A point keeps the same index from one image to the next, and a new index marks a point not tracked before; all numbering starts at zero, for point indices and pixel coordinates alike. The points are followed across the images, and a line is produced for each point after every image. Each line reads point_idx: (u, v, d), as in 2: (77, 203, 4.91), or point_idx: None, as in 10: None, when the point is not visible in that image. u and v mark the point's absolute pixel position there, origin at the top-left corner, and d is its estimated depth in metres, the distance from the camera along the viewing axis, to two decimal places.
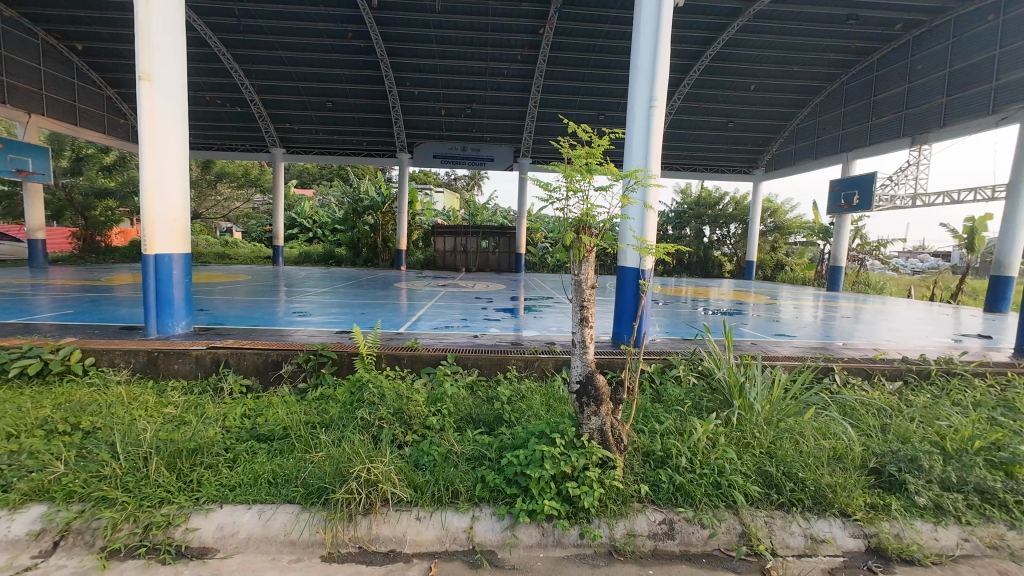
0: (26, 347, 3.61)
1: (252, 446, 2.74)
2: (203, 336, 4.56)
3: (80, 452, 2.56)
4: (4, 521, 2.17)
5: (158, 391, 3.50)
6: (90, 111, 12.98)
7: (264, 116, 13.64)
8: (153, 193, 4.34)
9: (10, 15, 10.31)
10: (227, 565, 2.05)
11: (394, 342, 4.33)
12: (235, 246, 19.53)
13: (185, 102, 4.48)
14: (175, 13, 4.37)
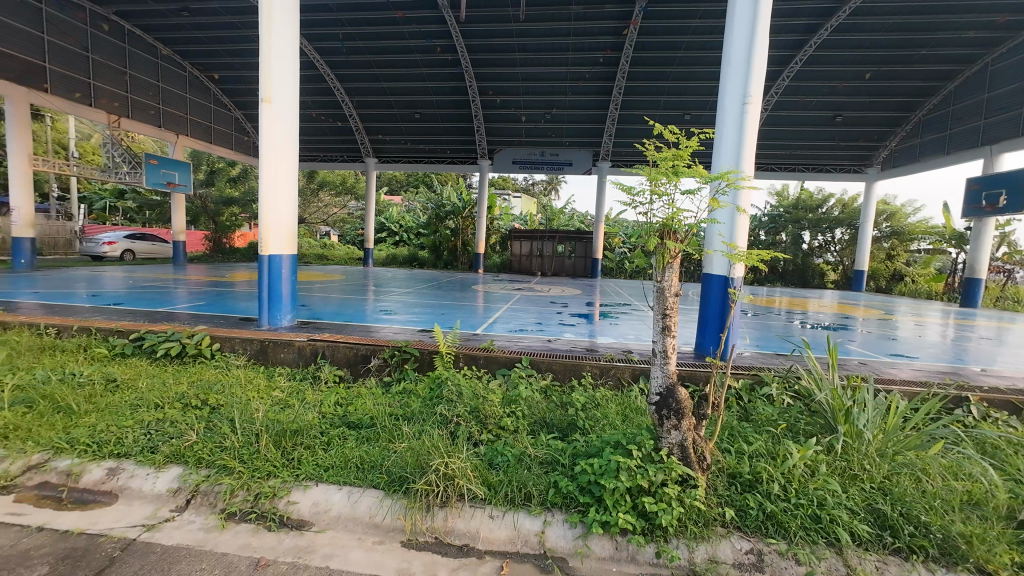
0: (170, 332, 4.27)
1: (343, 431, 2.97)
2: (304, 329, 5.07)
3: (207, 424, 2.96)
4: (151, 478, 2.58)
5: (268, 376, 3.95)
6: (222, 131, 15.05)
7: (361, 130, 14.96)
8: (270, 201, 4.93)
9: (166, 52, 12.42)
10: (320, 538, 2.25)
11: (471, 343, 4.47)
12: (332, 248, 21.47)
13: (297, 121, 5.02)
14: (290, 40, 4.93)
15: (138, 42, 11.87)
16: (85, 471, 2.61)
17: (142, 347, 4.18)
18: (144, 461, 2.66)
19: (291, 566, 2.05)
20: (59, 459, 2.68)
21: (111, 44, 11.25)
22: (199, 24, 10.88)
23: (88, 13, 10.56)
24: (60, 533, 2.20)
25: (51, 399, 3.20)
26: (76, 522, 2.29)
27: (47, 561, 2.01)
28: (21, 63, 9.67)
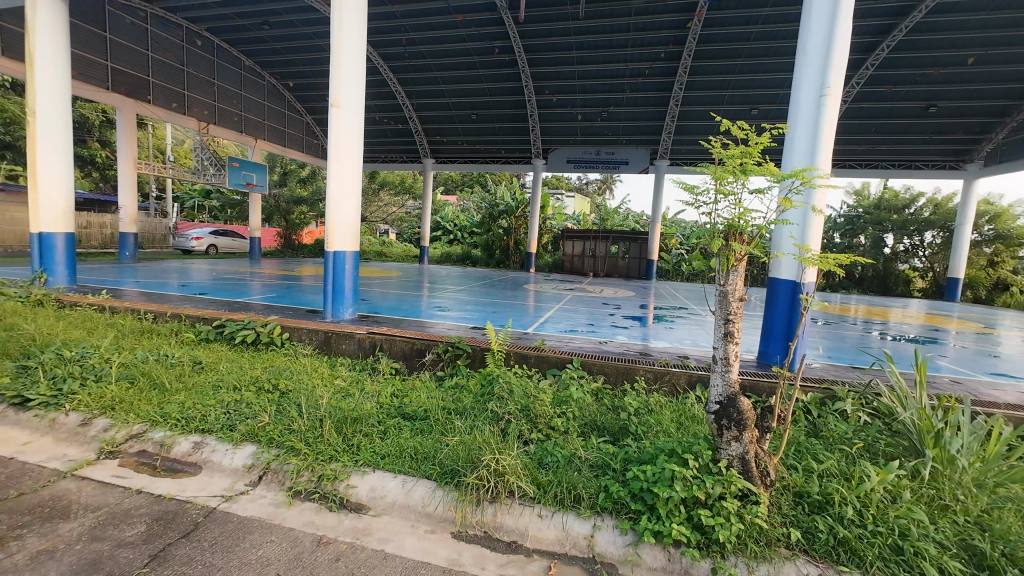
0: (246, 321, 4.64)
1: (399, 422, 3.10)
2: (364, 322, 5.33)
3: (278, 407, 3.20)
4: (229, 453, 2.82)
5: (331, 365, 4.19)
6: (295, 135, 16.12)
7: (420, 132, 15.48)
8: (337, 201, 5.23)
9: (249, 64, 13.64)
10: (376, 522, 2.35)
11: (522, 342, 4.49)
12: (390, 246, 22.36)
13: (362, 125, 5.28)
14: (357, 48, 5.20)
15: (225, 55, 13.03)
16: (174, 443, 2.90)
17: (223, 334, 4.58)
18: (224, 438, 2.91)
19: (349, 546, 2.16)
20: (155, 431, 3.01)
21: (202, 58, 12.40)
22: (277, 36, 11.72)
23: (184, 31, 11.77)
24: (154, 497, 2.46)
25: (148, 376, 3.59)
26: (167, 488, 2.56)
27: (144, 520, 2.26)
28: (130, 78, 10.85)
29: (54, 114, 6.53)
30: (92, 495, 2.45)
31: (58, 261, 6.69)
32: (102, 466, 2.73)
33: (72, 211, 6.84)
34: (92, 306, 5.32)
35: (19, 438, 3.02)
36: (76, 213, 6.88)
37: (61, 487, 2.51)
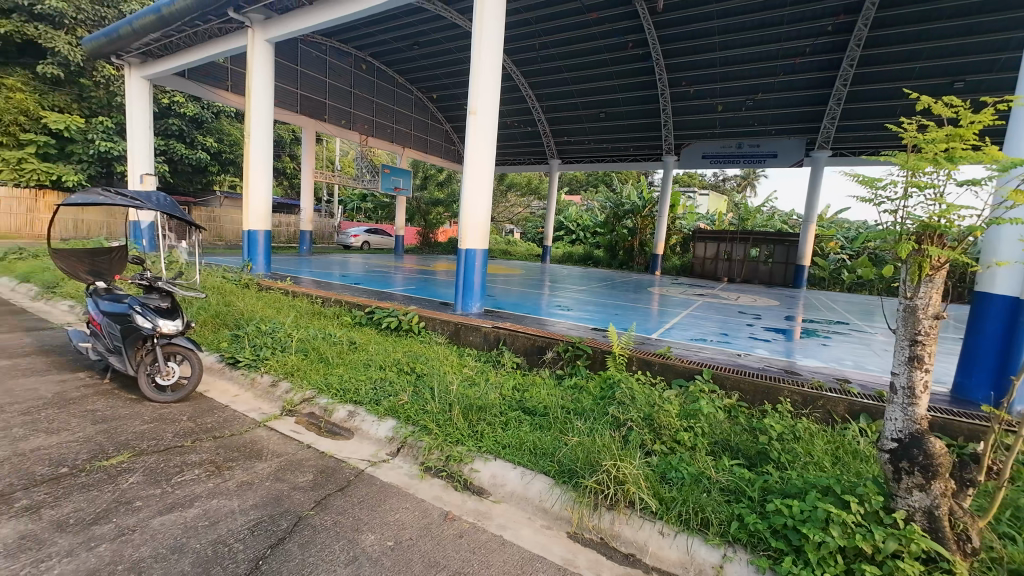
0: (391, 309, 5.24)
1: (519, 415, 3.20)
2: (489, 317, 5.63)
3: (415, 388, 3.54)
4: (375, 424, 3.21)
5: (459, 355, 4.51)
6: (435, 142, 17.71)
7: (547, 133, 15.77)
8: (470, 202, 5.60)
9: (400, 81, 15.46)
10: (496, 508, 2.47)
11: (646, 348, 4.27)
12: (514, 246, 23.22)
13: (496, 130, 5.57)
14: (493, 56, 5.48)
15: (383, 75, 14.91)
16: (334, 410, 3.41)
17: (372, 319, 5.24)
18: (372, 411, 3.33)
19: (471, 525, 2.31)
20: (320, 397, 3.58)
21: (365, 79, 14.38)
22: (425, 55, 12.97)
23: (352, 58, 13.78)
24: (319, 452, 2.93)
25: (317, 351, 4.29)
26: (329, 447, 3.02)
27: (311, 471, 2.70)
28: (312, 103, 13.02)
29: (261, 134, 8.16)
30: (277, 443, 3.01)
31: (260, 253, 8.37)
32: (284, 421, 3.35)
33: (271, 212, 8.47)
34: (280, 291, 6.53)
35: (232, 391, 3.87)
36: (273, 214, 8.49)
37: (257, 433, 3.14)
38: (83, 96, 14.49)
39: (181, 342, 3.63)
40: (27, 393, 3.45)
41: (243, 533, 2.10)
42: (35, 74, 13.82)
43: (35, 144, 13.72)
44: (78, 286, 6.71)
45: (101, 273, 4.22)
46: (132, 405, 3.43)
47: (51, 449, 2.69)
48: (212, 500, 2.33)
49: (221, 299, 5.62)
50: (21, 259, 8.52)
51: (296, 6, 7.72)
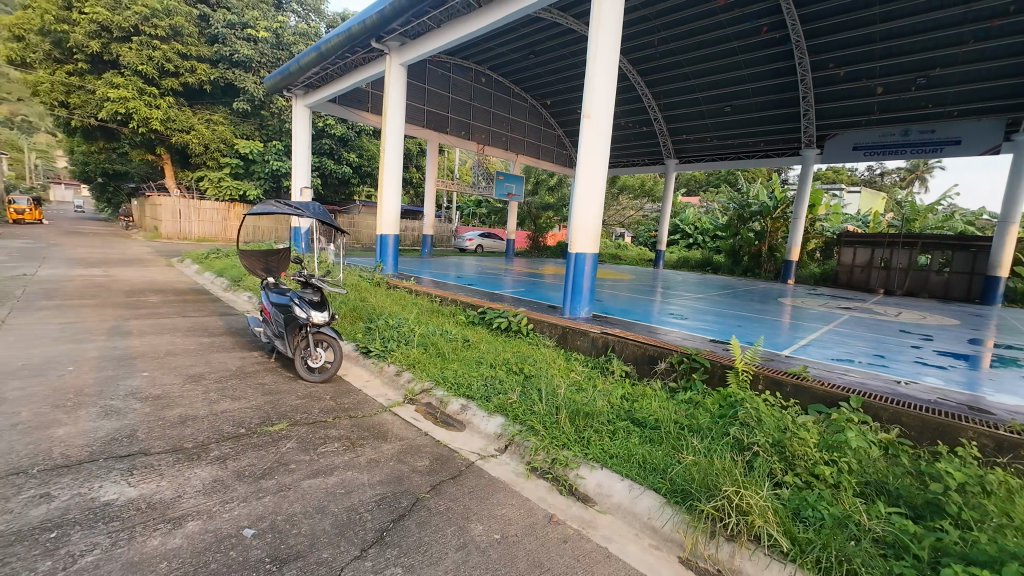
0: (502, 310, 5.45)
1: (628, 425, 3.08)
2: (599, 322, 5.52)
3: (523, 388, 3.63)
4: (485, 420, 3.36)
5: (567, 359, 4.51)
6: (547, 148, 17.97)
7: (665, 132, 14.97)
8: (581, 205, 5.55)
9: (516, 91, 15.97)
10: (601, 518, 2.41)
11: (776, 365, 3.81)
12: (625, 250, 22.48)
13: (610, 133, 5.47)
14: (610, 58, 5.38)
15: (499, 86, 15.57)
16: (449, 402, 3.64)
17: (484, 319, 5.49)
18: (483, 406, 3.49)
19: (575, 532, 2.28)
20: (437, 389, 3.85)
21: (483, 92, 15.16)
22: (540, 63, 13.18)
23: (473, 73, 14.62)
24: (435, 441, 3.15)
25: (434, 345, 4.64)
26: (444, 436, 3.24)
27: (428, 456, 2.93)
28: (437, 117, 14.13)
29: (393, 149, 9.10)
30: (399, 428, 3.32)
31: (389, 255, 9.32)
32: (405, 408, 3.68)
33: (399, 218, 9.39)
34: (404, 289, 7.19)
35: (365, 376, 4.38)
36: (401, 219, 9.40)
37: (383, 417, 3.50)
38: (263, 125, 17.66)
39: (327, 331, 4.21)
40: (219, 365, 4.31)
41: (372, 505, 2.36)
42: (231, 109, 17.18)
43: (229, 166, 17.11)
44: (255, 281, 8.18)
45: (271, 270, 5.07)
46: (290, 381, 4.07)
47: (235, 412, 3.33)
48: (347, 471, 2.66)
49: (358, 295, 6.39)
50: (218, 258, 10.69)
51: (426, 30, 8.44)
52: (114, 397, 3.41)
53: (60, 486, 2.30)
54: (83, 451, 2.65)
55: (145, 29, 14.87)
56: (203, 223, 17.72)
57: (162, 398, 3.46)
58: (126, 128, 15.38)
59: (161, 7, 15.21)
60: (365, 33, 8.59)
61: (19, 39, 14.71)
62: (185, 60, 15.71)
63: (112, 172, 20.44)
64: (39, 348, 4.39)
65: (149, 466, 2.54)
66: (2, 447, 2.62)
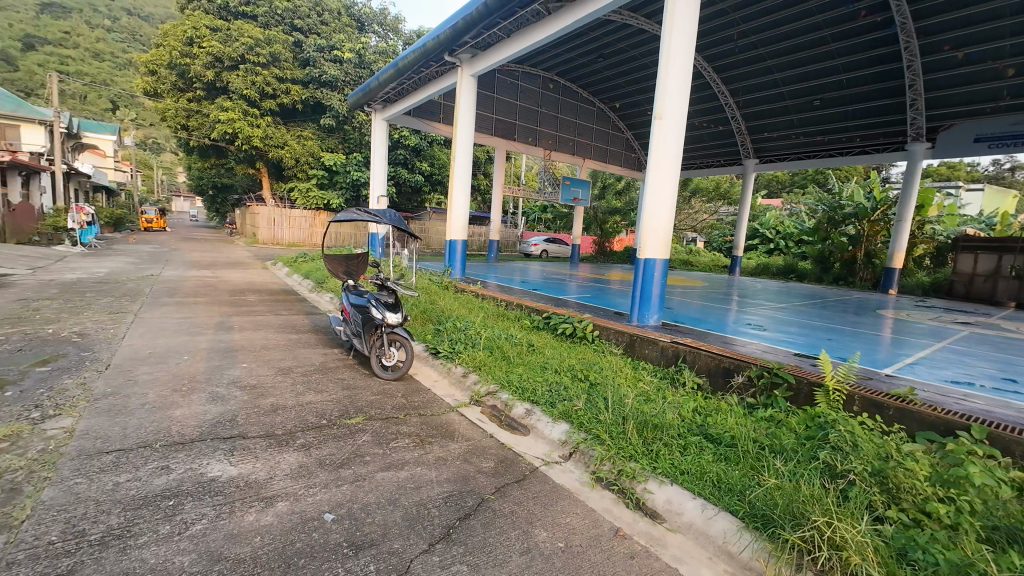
0: (567, 315, 5.41)
1: (701, 441, 2.91)
2: (668, 331, 5.30)
3: (588, 396, 3.57)
4: (549, 426, 3.34)
5: (634, 368, 4.38)
6: (615, 151, 17.62)
7: (743, 131, 14.06)
8: (650, 209, 5.36)
9: (584, 95, 15.82)
10: (670, 537, 2.31)
11: (874, 384, 3.41)
12: (696, 257, 21.38)
13: (683, 135, 5.25)
14: (684, 57, 5.17)
15: (567, 91, 15.53)
16: (513, 406, 3.67)
17: (549, 324, 5.49)
18: (547, 412, 3.48)
19: (643, 548, 2.20)
20: (502, 392, 3.90)
21: (551, 98, 15.23)
22: (609, 66, 12.94)
23: (541, 80, 14.72)
24: (500, 443, 3.19)
25: (500, 349, 4.72)
26: (508, 439, 3.28)
27: (493, 458, 2.97)
28: (505, 125, 14.42)
29: (463, 157, 9.40)
30: (465, 428, 3.40)
31: (457, 259, 9.63)
32: (471, 409, 3.77)
33: (467, 223, 9.68)
34: (471, 293, 7.40)
35: (433, 376, 4.55)
36: (469, 225, 9.69)
37: (450, 416, 3.61)
38: (346, 139, 19.07)
39: (400, 331, 4.42)
40: (305, 359, 4.70)
41: (439, 502, 2.43)
42: (319, 126, 18.73)
43: (315, 178, 18.65)
44: (336, 283, 8.83)
45: (351, 273, 5.43)
46: (366, 377, 4.34)
47: (318, 403, 3.61)
48: (417, 467, 2.78)
49: (428, 298, 6.67)
50: (305, 261, 11.69)
51: (496, 40, 8.64)
52: (219, 384, 3.84)
53: (177, 460, 2.63)
54: (195, 431, 3.01)
55: (250, 58, 16.69)
56: (292, 229, 19.55)
57: (258, 387, 3.84)
58: (232, 146, 17.40)
59: (263, 36, 16.98)
60: (439, 48, 8.99)
61: (153, 72, 17.12)
62: (281, 83, 17.39)
63: (220, 185, 23.10)
64: (162, 338, 5.06)
65: (246, 448, 2.83)
66: (133, 423, 3.05)
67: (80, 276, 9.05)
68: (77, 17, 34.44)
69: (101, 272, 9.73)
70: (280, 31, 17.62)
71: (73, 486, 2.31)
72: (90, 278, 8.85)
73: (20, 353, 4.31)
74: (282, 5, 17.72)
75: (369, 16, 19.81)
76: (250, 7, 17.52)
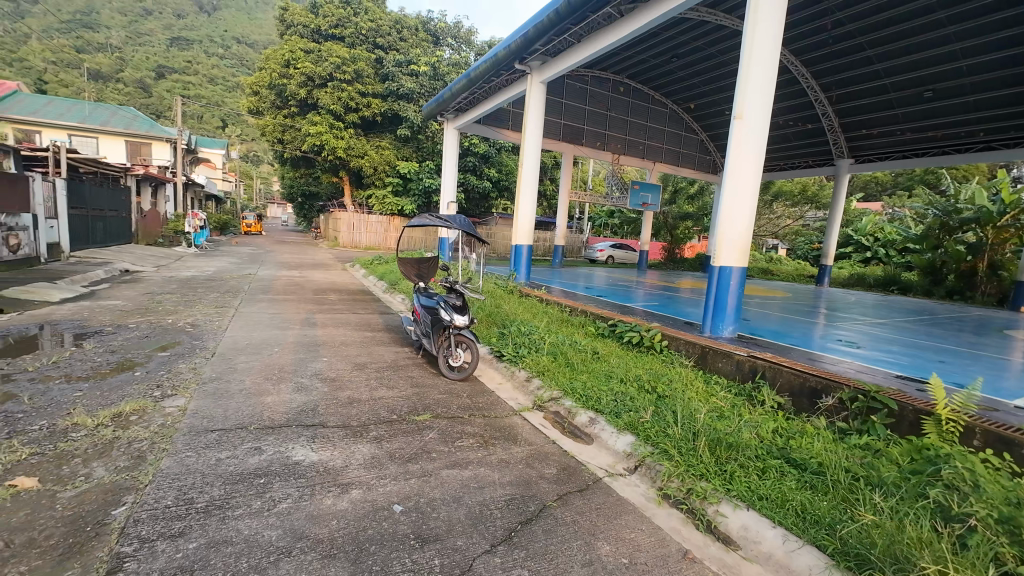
0: (634, 324, 5.24)
1: (783, 465, 2.68)
2: (745, 344, 4.96)
3: (656, 408, 3.43)
4: (613, 436, 3.26)
5: (706, 382, 4.14)
6: (689, 153, 16.87)
7: (836, 128, 12.78)
8: (727, 215, 5.05)
9: (656, 97, 15.30)
10: (745, 566, 2.14)
11: (999, 416, 2.95)
12: (778, 266, 19.82)
13: (767, 135, 4.91)
14: (769, 52, 4.83)
15: (639, 94, 15.11)
16: (577, 414, 3.63)
17: (614, 332, 5.35)
18: (612, 422, 3.39)
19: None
20: (566, 399, 3.86)
21: (621, 101, 14.90)
22: (684, 66, 12.40)
23: (611, 83, 14.46)
24: (563, 450, 3.16)
25: (563, 355, 4.69)
26: (571, 447, 3.24)
27: (555, 465, 2.95)
28: (573, 130, 14.36)
29: (531, 162, 9.48)
30: (528, 432, 3.42)
31: (522, 264, 9.73)
32: (534, 414, 3.78)
33: (533, 228, 9.74)
34: (536, 298, 7.43)
35: (497, 379, 4.62)
36: (535, 230, 9.74)
37: (513, 419, 3.65)
38: (419, 147, 20.04)
39: (466, 333, 4.54)
40: (379, 356, 4.99)
41: (502, 504, 2.46)
42: (395, 136, 19.84)
43: (391, 185, 19.79)
44: (407, 284, 9.28)
45: (422, 275, 5.66)
46: (434, 376, 4.51)
47: (389, 399, 3.81)
48: (480, 467, 2.83)
49: (493, 301, 6.80)
50: (381, 263, 12.44)
51: (567, 46, 8.64)
52: (304, 375, 4.19)
53: (267, 442, 2.91)
54: (283, 417, 3.30)
55: (337, 75, 18.09)
56: (369, 234, 20.87)
57: (337, 380, 4.14)
58: (319, 156, 19.02)
59: (349, 55, 18.34)
60: (510, 57, 9.16)
61: (256, 92, 19.14)
62: (364, 97, 18.66)
63: (308, 193, 25.29)
64: (258, 331, 5.62)
65: (326, 436, 3.05)
66: (233, 406, 3.41)
67: (193, 273, 10.32)
68: (197, 47, 39.35)
69: (210, 271, 11.02)
70: (364, 49, 18.94)
71: (184, 458, 2.63)
72: (201, 275, 10.05)
73: (146, 339, 4.99)
74: (367, 26, 19.05)
75: (444, 30, 20.67)
76: (339, 29, 19.01)
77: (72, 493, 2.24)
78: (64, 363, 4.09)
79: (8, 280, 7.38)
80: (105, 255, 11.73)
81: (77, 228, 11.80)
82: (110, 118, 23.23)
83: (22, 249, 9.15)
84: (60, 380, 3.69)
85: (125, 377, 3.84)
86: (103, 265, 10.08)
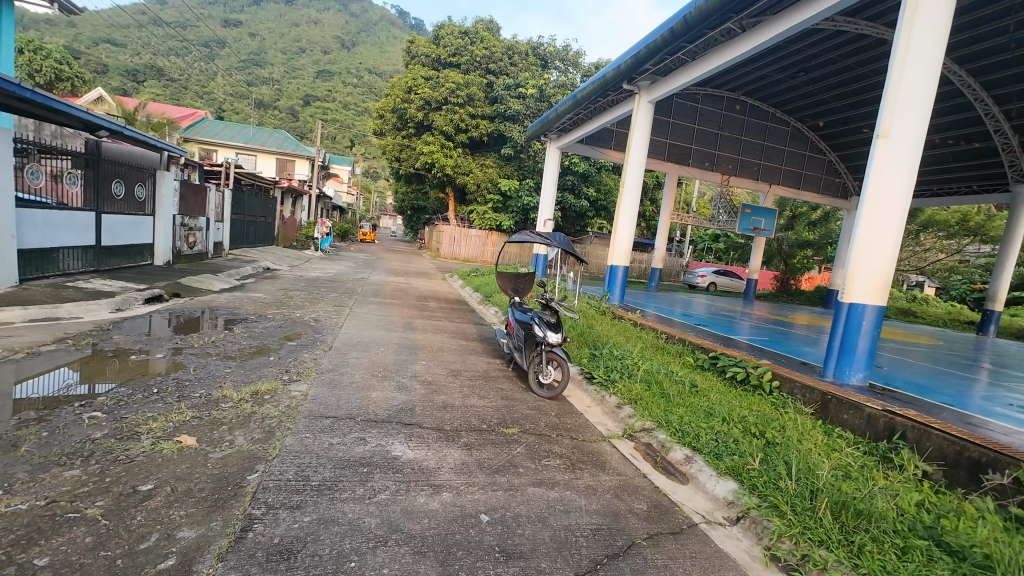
0: (739, 358, 4.80)
1: (931, 548, 2.23)
2: (878, 396, 4.27)
3: (765, 456, 3.08)
4: (712, 480, 3.00)
5: (827, 434, 3.64)
6: (812, 175, 15.26)
7: (1014, 149, 10.59)
8: (862, 244, 4.43)
9: (777, 114, 14.10)
10: None
11: None
12: (925, 308, 16.76)
13: (920, 154, 4.24)
14: (928, 60, 4.20)
15: (756, 112, 14.04)
16: (671, 449, 3.41)
17: (716, 365, 4.94)
18: (711, 463, 3.12)
19: None
20: (658, 432, 3.65)
21: (736, 119, 13.97)
22: (812, 80, 11.25)
23: (726, 101, 13.65)
24: (654, 486, 2.98)
25: (657, 384, 4.46)
26: (664, 484, 3.04)
27: (645, 501, 2.79)
28: (679, 150, 13.81)
29: (633, 183, 9.27)
30: (618, 461, 3.28)
31: (616, 285, 9.48)
32: (624, 443, 3.62)
33: (631, 250, 9.45)
34: (629, 321, 7.18)
35: (586, 402, 4.53)
36: (632, 251, 9.44)
37: (602, 445, 3.53)
38: (521, 166, 20.71)
39: (558, 351, 4.51)
40: (472, 365, 5.18)
41: (587, 532, 2.38)
42: (499, 155, 20.78)
43: (491, 202, 20.69)
44: (500, 298, 9.54)
45: (519, 290, 5.76)
46: (523, 392, 4.55)
47: (479, 407, 3.93)
48: (566, 490, 2.77)
49: (586, 321, 6.71)
50: (477, 275, 12.99)
51: (680, 65, 8.38)
52: (404, 375, 4.49)
53: (372, 434, 3.15)
54: (385, 412, 3.56)
55: (451, 100, 19.50)
56: (468, 247, 21.95)
57: (433, 384, 4.37)
58: (430, 173, 20.61)
59: (463, 81, 19.73)
60: (618, 77, 9.14)
61: (382, 116, 21.43)
62: (473, 120, 19.87)
63: (417, 207, 27.39)
64: (369, 331, 6.16)
65: (421, 437, 3.22)
66: (344, 397, 3.76)
67: (319, 274, 11.69)
68: (337, 77, 45.04)
69: (331, 273, 12.40)
70: (477, 75, 20.27)
71: (304, 438, 2.96)
72: (324, 277, 11.36)
73: (279, 330, 5.74)
74: (481, 53, 20.35)
75: (553, 54, 21.20)
76: (456, 58, 20.56)
77: (219, 455, 2.63)
78: (219, 342, 4.88)
79: (185, 270, 9.01)
80: (254, 254, 13.85)
81: (236, 231, 14.14)
82: (267, 139, 27.56)
83: (197, 245, 11.17)
84: (215, 356, 4.40)
85: (261, 360, 4.46)
86: (251, 262, 11.89)
